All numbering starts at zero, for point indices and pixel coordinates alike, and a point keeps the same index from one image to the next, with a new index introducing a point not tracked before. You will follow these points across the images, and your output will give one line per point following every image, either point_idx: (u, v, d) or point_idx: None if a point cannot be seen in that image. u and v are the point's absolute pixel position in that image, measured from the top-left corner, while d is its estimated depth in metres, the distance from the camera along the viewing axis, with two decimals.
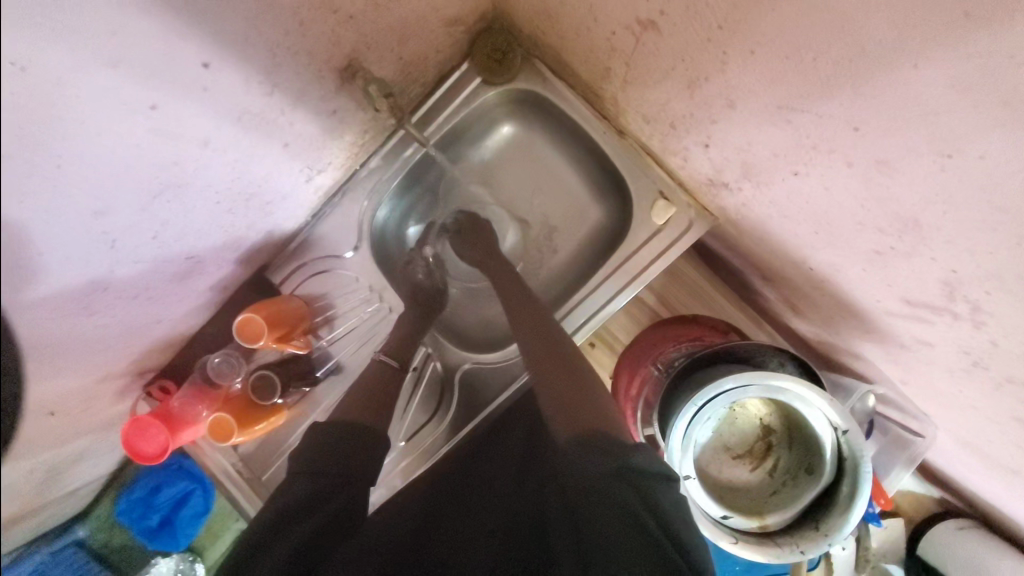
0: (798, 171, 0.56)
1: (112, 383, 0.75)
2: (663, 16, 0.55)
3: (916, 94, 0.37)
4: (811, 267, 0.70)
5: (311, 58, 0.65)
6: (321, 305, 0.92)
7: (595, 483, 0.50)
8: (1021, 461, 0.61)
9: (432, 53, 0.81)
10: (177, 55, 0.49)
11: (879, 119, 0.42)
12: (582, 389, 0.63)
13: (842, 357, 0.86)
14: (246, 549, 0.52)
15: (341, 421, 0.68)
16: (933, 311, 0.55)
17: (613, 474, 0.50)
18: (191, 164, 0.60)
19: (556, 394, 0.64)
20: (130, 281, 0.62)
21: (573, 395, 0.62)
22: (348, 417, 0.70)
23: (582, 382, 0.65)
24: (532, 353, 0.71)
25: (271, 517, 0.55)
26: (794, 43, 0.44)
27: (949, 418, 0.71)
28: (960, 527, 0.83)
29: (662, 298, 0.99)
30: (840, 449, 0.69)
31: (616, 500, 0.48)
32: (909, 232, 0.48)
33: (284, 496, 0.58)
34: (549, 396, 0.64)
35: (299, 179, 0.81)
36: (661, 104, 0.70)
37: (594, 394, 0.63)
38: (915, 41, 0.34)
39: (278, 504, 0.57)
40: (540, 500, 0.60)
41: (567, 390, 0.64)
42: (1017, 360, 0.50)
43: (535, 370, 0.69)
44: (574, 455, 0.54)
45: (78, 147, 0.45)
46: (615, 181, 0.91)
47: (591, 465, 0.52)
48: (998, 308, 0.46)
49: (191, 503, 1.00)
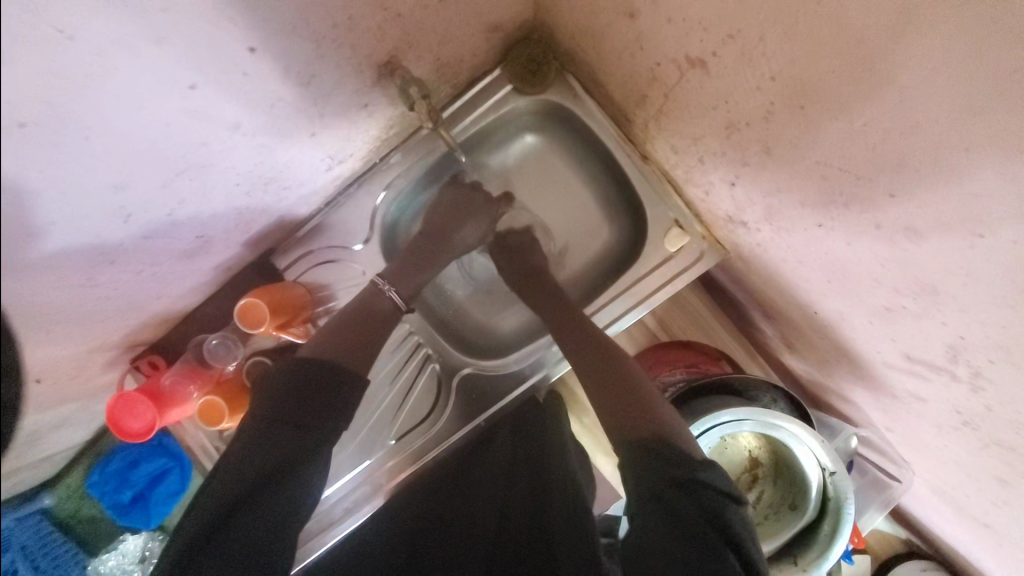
0: (823, 223, 0.58)
1: (102, 356, 0.73)
2: (715, 57, 0.56)
3: (963, 177, 0.38)
4: (816, 311, 0.72)
5: (353, 51, 0.64)
6: (324, 294, 0.89)
7: (660, 492, 0.52)
8: (992, 517, 0.65)
9: (468, 56, 0.81)
10: (226, 40, 0.48)
11: (915, 191, 0.43)
12: (638, 411, 0.63)
13: (832, 399, 0.89)
14: (196, 533, 0.51)
15: (311, 362, 0.64)
16: (932, 370, 0.58)
17: (673, 481, 0.52)
18: (219, 145, 0.59)
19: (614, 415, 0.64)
20: (140, 254, 0.61)
21: (625, 406, 0.64)
22: (323, 355, 0.67)
23: (637, 398, 0.65)
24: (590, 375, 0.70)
25: (225, 501, 0.53)
26: (845, 105, 0.45)
27: (929, 468, 0.74)
28: (922, 568, 0.87)
29: (664, 322, 1.00)
30: (825, 489, 0.71)
31: (675, 509, 0.50)
32: (924, 296, 0.50)
33: (238, 471, 0.55)
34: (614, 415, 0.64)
35: (319, 168, 0.80)
36: (693, 137, 0.71)
37: (654, 404, 0.64)
38: (971, 126, 0.36)
39: (227, 487, 0.54)
40: (539, 502, 0.66)
41: (620, 400, 0.65)
42: (1008, 427, 0.53)
43: (594, 387, 0.69)
44: (632, 461, 0.56)
45: (111, 118, 0.43)
46: (632, 202, 0.91)
47: (653, 469, 0.54)
48: (1000, 377, 0.49)
49: (166, 482, 0.97)
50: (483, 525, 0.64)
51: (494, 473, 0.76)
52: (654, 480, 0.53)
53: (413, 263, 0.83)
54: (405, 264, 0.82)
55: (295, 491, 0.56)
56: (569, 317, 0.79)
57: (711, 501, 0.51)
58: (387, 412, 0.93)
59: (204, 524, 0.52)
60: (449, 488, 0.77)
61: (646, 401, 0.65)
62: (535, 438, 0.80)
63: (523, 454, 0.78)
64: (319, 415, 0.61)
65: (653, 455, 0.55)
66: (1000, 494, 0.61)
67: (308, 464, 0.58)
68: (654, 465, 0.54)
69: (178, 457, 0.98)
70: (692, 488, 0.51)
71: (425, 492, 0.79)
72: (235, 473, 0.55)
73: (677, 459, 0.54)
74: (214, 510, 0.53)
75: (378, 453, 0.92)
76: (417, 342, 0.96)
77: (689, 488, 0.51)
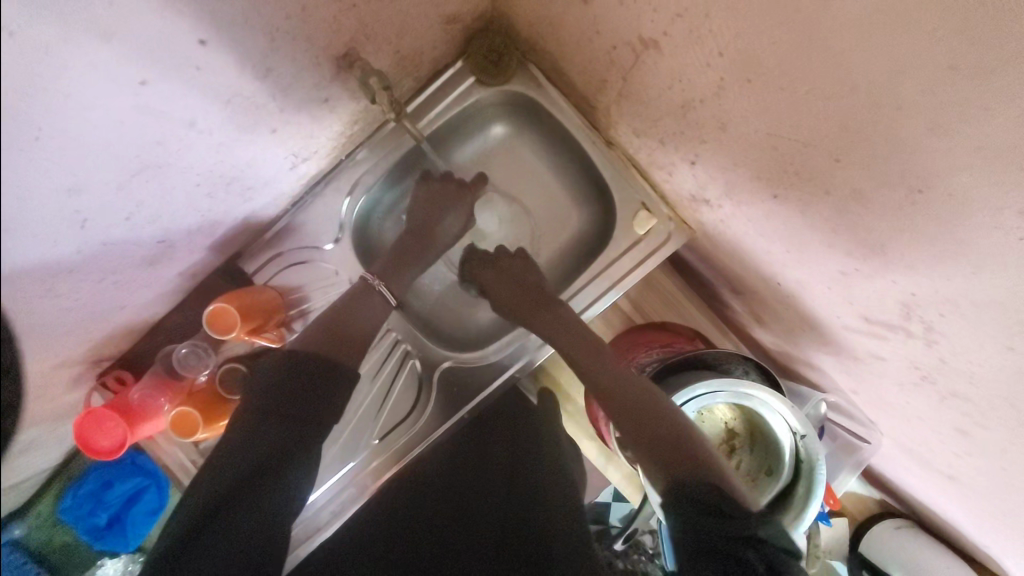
0: (778, 194, 0.60)
1: (68, 373, 0.70)
2: (666, 37, 0.58)
3: (901, 136, 0.40)
4: (779, 282, 0.75)
5: (309, 44, 0.63)
6: (296, 297, 0.88)
7: (723, 546, 0.52)
8: (955, 467, 0.69)
9: (428, 48, 0.81)
10: (176, 33, 0.47)
11: (859, 154, 0.45)
12: (671, 444, 0.63)
13: (800, 368, 0.92)
14: (188, 525, 0.51)
15: (298, 354, 0.65)
16: (889, 329, 0.61)
17: (738, 536, 0.53)
18: (175, 144, 0.58)
19: (655, 453, 0.64)
20: (97, 262, 0.58)
21: (658, 438, 0.65)
22: (325, 352, 0.67)
23: (668, 427, 0.65)
24: (615, 402, 0.71)
25: (208, 501, 0.52)
26: (788, 75, 0.47)
27: (893, 426, 0.78)
28: (895, 526, 0.91)
29: (636, 304, 1.02)
30: (797, 452, 0.73)
31: (741, 562, 0.51)
32: (876, 257, 0.53)
33: (222, 471, 0.54)
34: (648, 451, 0.64)
35: (283, 166, 0.79)
36: (652, 118, 0.73)
37: (700, 444, 0.63)
38: (902, 84, 0.38)
39: (217, 476, 0.54)
40: (538, 497, 0.67)
41: (649, 427, 0.66)
42: (960, 377, 0.56)
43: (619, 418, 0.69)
44: (691, 518, 0.56)
45: (63, 117, 0.42)
46: (599, 188, 0.93)
47: (710, 520, 0.55)
48: (951, 329, 0.51)
49: (143, 500, 0.99)
50: (477, 522, 0.65)
51: (495, 465, 0.76)
52: (715, 534, 0.53)
53: (393, 265, 0.85)
54: (390, 261, 0.84)
55: (282, 491, 0.55)
56: (595, 355, 0.77)
57: (777, 557, 0.52)
58: (368, 412, 0.93)
59: (187, 524, 0.51)
60: (438, 482, 0.77)
61: (687, 443, 0.64)
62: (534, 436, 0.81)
63: (524, 449, 0.78)
64: (301, 410, 0.60)
65: (712, 512, 0.55)
66: (959, 444, 0.64)
67: (292, 457, 0.58)
68: (720, 521, 0.54)
69: (153, 474, 1.01)
70: (755, 543, 0.52)
71: (413, 486, 0.80)
72: (221, 470, 0.54)
73: (736, 512, 0.55)
74: (198, 509, 0.51)
75: (362, 453, 0.91)
76: (396, 339, 0.95)
77: (754, 544, 0.52)
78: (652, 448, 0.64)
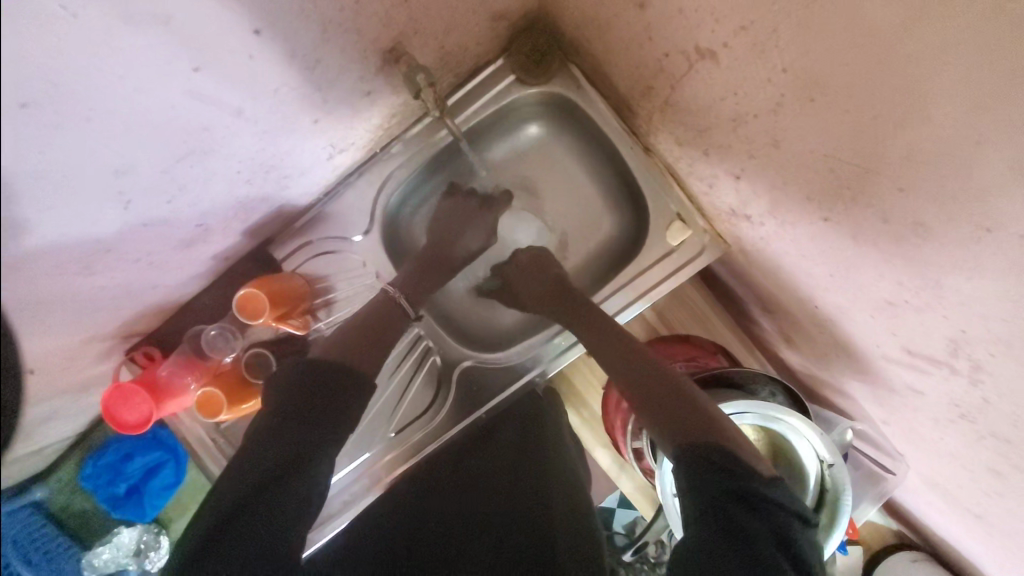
0: (828, 217, 0.58)
1: (99, 347, 0.71)
2: (726, 48, 0.56)
3: (979, 175, 0.38)
4: (817, 305, 0.73)
5: (358, 36, 0.63)
6: (322, 286, 0.88)
7: (716, 499, 0.51)
8: (985, 508, 0.66)
9: (472, 45, 0.80)
10: (232, 22, 0.47)
11: (926, 184, 0.43)
12: (662, 391, 0.64)
13: (828, 392, 0.90)
14: (212, 523, 0.50)
15: (310, 359, 0.65)
16: (932, 364, 0.59)
17: (733, 492, 0.51)
18: (221, 132, 0.58)
19: (650, 409, 0.63)
20: (137, 243, 0.59)
21: (656, 392, 0.65)
22: (354, 358, 0.68)
23: (667, 383, 0.65)
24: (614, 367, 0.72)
25: (230, 502, 0.52)
26: (857, 98, 0.45)
27: (923, 461, 0.75)
28: (911, 559, 0.88)
29: (663, 315, 1.00)
30: (823, 481, 0.71)
31: (739, 523, 0.49)
32: (928, 289, 0.51)
33: (241, 475, 0.54)
34: (651, 413, 0.63)
35: (321, 157, 0.79)
36: (698, 129, 0.71)
37: (717, 419, 0.59)
38: (981, 118, 0.36)
39: (242, 477, 0.54)
40: (544, 496, 0.67)
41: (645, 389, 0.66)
42: (1005, 419, 0.53)
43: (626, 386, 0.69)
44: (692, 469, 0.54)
45: (112, 100, 0.42)
46: (634, 195, 0.91)
47: (706, 482, 0.52)
48: (999, 370, 0.49)
49: (161, 474, 0.95)
50: (479, 514, 0.66)
51: (501, 469, 0.76)
52: (709, 492, 0.52)
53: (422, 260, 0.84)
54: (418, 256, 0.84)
55: (299, 486, 0.55)
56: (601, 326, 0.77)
57: (779, 522, 0.50)
58: (386, 406, 0.93)
59: (210, 521, 0.51)
60: (452, 481, 0.77)
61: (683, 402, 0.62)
62: (540, 444, 0.80)
63: (528, 456, 0.77)
64: (324, 410, 0.61)
65: (711, 466, 0.53)
66: (993, 486, 0.62)
67: (312, 455, 0.57)
68: (718, 477, 0.52)
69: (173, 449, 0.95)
70: (756, 505, 0.50)
71: (427, 481, 0.80)
72: (242, 474, 0.54)
73: (736, 466, 0.53)
74: (217, 510, 0.51)
75: (376, 447, 0.92)
76: (419, 334, 0.95)
77: (756, 506, 0.50)
78: (654, 415, 0.62)
